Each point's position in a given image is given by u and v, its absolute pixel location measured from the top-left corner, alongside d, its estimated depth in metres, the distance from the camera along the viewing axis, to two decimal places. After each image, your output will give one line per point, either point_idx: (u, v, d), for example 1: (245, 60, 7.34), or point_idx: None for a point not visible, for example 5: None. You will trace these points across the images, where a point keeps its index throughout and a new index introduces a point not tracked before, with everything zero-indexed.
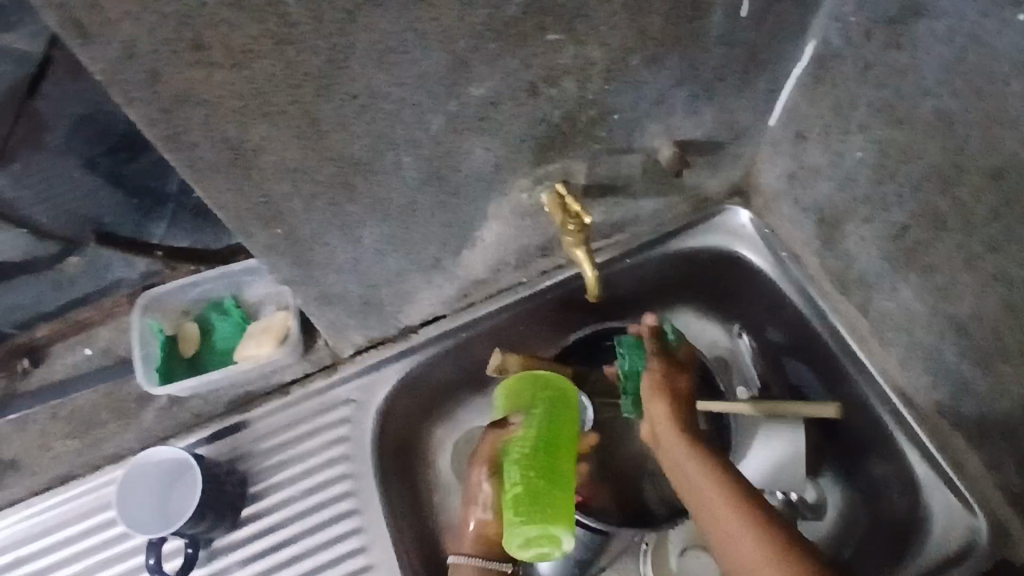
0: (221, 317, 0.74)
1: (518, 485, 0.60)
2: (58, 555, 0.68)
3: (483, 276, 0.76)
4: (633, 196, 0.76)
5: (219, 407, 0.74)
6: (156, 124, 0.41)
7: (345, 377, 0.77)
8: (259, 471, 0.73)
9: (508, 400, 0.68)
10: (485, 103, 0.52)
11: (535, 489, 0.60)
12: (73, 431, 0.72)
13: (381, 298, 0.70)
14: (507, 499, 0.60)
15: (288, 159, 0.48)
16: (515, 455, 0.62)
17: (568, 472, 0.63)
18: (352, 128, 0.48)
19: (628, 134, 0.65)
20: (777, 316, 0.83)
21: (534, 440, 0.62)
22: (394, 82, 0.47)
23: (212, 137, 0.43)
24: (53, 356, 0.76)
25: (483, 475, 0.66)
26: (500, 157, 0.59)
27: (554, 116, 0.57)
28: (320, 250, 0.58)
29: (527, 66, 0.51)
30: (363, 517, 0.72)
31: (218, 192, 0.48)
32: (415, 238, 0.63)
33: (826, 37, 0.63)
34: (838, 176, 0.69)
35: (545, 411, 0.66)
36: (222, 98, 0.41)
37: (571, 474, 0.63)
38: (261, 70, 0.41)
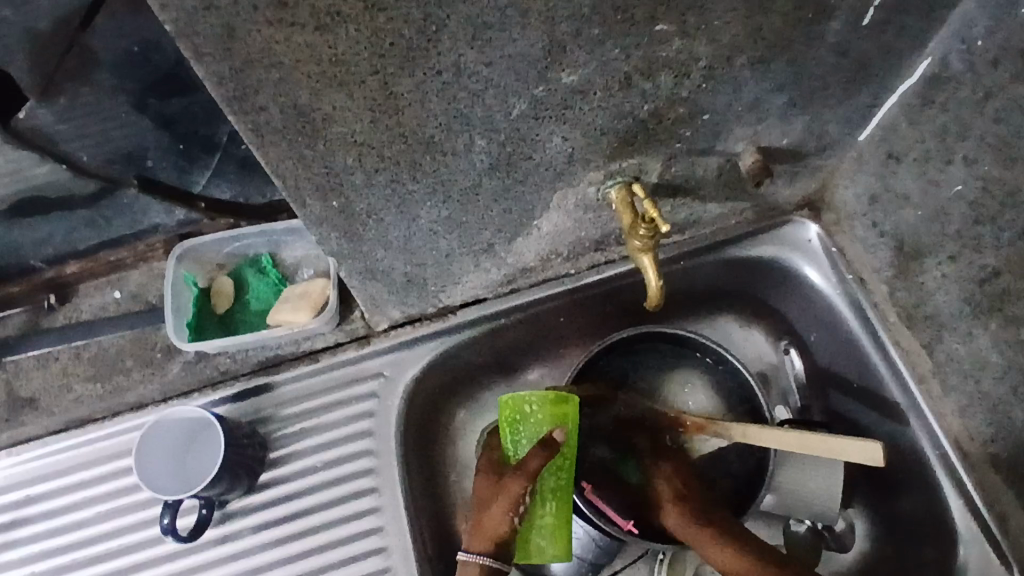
0: (256, 276, 0.71)
1: (549, 515, 0.63)
2: (74, 497, 0.67)
3: (532, 265, 0.72)
4: (701, 199, 0.71)
5: (246, 367, 0.72)
6: (225, 83, 0.38)
7: (377, 350, 0.74)
8: (280, 437, 0.70)
9: (549, 414, 0.63)
10: (574, 91, 0.48)
11: (569, 518, 0.64)
12: (94, 374, 0.70)
13: (425, 277, 0.66)
14: (535, 522, 0.63)
15: (358, 133, 0.44)
16: (552, 482, 0.63)
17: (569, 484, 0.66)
18: (430, 105, 0.44)
19: (713, 137, 0.60)
20: (830, 339, 0.79)
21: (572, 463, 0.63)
22: (484, 61, 0.42)
23: (281, 102, 0.40)
24: (82, 295, 0.75)
25: (524, 491, 0.61)
26: (576, 148, 0.54)
27: (642, 110, 0.53)
28: (373, 225, 0.54)
29: (626, 57, 0.46)
30: (382, 497, 0.69)
31: (279, 159, 0.44)
32: (471, 222, 0.59)
33: (946, 56, 0.58)
34: (928, 207, 0.64)
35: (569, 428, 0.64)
36: (299, 61, 0.37)
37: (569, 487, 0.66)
38: (345, 36, 0.37)
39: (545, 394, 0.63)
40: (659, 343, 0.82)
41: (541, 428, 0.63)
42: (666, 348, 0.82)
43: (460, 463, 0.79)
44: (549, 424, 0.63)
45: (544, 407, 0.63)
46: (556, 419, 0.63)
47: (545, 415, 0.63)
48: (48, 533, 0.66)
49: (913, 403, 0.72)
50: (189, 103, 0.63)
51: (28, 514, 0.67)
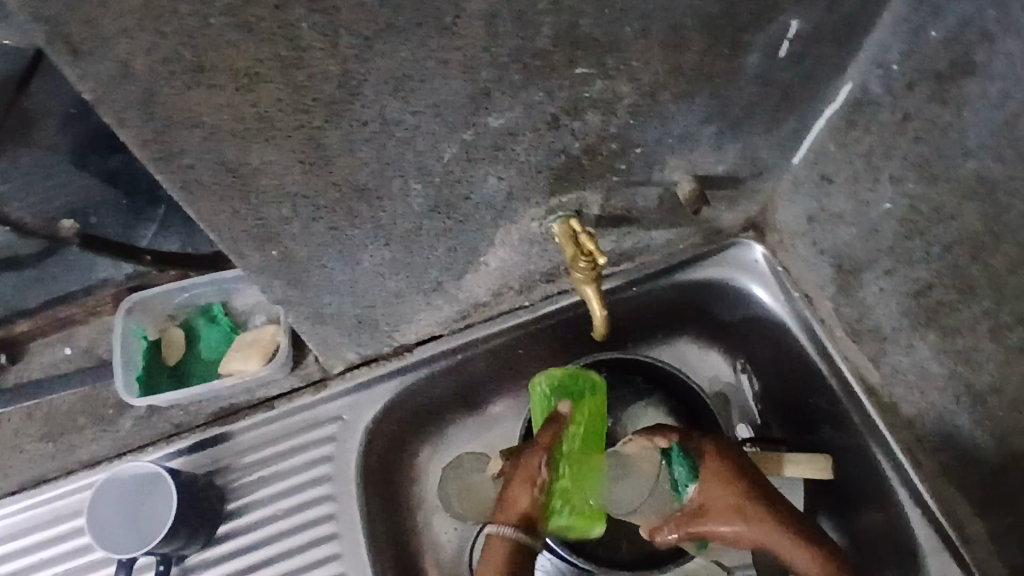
0: (207, 325, 0.71)
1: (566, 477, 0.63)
2: (25, 560, 0.64)
3: (485, 299, 0.73)
4: (646, 227, 0.72)
5: (200, 418, 0.71)
6: (149, 144, 0.38)
7: (333, 393, 0.74)
8: (238, 487, 0.70)
9: (558, 387, 0.66)
10: (503, 133, 0.49)
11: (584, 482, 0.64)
12: (47, 432, 0.70)
13: (377, 318, 0.67)
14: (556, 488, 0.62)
15: (290, 185, 0.45)
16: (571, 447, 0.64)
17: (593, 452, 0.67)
18: (360, 154, 0.45)
19: (648, 168, 0.62)
20: (781, 356, 0.81)
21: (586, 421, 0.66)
22: (410, 110, 0.43)
23: (208, 160, 0.40)
24: (33, 354, 0.73)
25: (544, 462, 0.62)
26: (513, 187, 0.56)
27: (573, 148, 0.54)
28: (316, 271, 0.55)
29: (552, 98, 0.48)
30: (343, 542, 0.69)
31: (212, 214, 0.45)
32: (417, 262, 0.60)
33: (863, 81, 0.60)
34: (861, 225, 0.66)
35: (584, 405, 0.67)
36: (222, 120, 0.38)
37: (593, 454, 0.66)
38: (266, 94, 0.38)
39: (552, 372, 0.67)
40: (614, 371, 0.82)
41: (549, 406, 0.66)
42: (623, 376, 0.83)
43: (426, 502, 0.80)
44: (558, 400, 0.66)
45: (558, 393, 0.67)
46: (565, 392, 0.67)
47: (552, 388, 0.66)
48: None
49: (864, 415, 0.73)
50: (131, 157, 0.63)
51: None
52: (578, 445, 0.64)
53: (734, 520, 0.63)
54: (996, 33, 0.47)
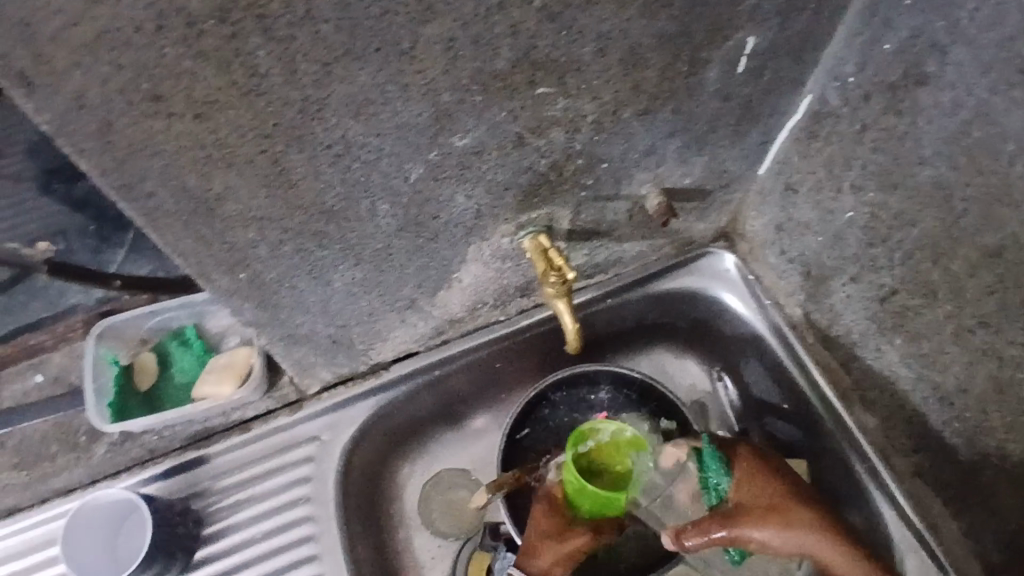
0: (180, 348, 0.70)
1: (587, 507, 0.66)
2: None
3: (460, 315, 0.73)
4: (617, 240, 0.73)
5: (175, 442, 0.70)
6: (109, 173, 0.38)
7: (310, 413, 0.73)
8: (216, 511, 0.69)
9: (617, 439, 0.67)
10: (469, 153, 0.50)
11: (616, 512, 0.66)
12: (19, 462, 0.69)
13: (351, 337, 0.67)
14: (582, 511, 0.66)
15: (253, 208, 0.45)
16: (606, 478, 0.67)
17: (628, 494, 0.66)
18: (325, 176, 0.45)
19: (615, 183, 0.62)
20: (756, 363, 0.82)
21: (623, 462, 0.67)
22: (373, 133, 0.44)
23: (170, 187, 0.40)
24: (6, 381, 0.72)
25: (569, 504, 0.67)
26: (482, 204, 0.56)
27: (540, 165, 0.55)
28: (287, 292, 0.55)
29: (515, 118, 0.48)
30: (323, 564, 0.68)
31: (177, 240, 0.45)
32: (389, 280, 0.60)
33: (822, 94, 0.61)
34: (827, 233, 0.67)
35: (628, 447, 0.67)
36: (181, 147, 0.38)
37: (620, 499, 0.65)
38: (225, 120, 0.38)
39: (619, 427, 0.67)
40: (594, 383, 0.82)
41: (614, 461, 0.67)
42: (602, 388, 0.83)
43: (406, 521, 0.80)
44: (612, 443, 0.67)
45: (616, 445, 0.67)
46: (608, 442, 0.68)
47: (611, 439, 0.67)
48: None
49: (837, 419, 0.74)
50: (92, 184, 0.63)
51: None
52: (613, 481, 0.67)
53: (778, 524, 0.64)
54: (943, 46, 0.49)
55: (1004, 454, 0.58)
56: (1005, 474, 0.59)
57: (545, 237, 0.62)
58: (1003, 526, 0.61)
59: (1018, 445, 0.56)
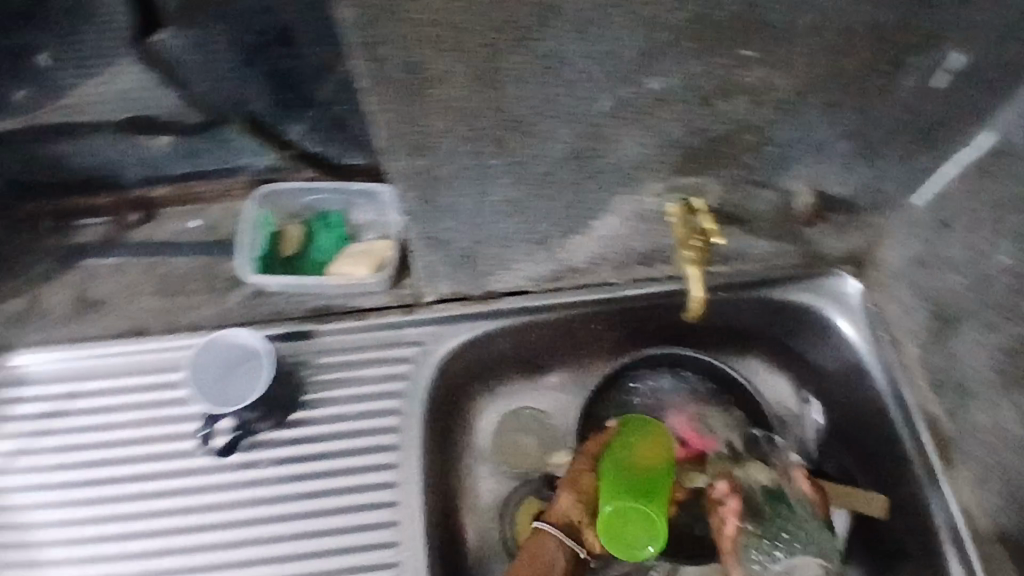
0: (324, 228, 0.76)
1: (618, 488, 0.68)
2: (122, 400, 0.72)
3: (580, 266, 0.75)
4: (752, 233, 0.74)
5: (296, 312, 0.76)
6: (360, 27, 0.43)
7: (419, 319, 0.78)
8: (315, 383, 0.74)
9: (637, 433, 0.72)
10: (657, 98, 0.52)
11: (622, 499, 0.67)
12: (160, 290, 0.75)
13: (480, 257, 0.70)
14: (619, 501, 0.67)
15: (454, 98, 0.49)
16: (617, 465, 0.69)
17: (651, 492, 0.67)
18: (527, 84, 0.48)
19: (774, 171, 0.63)
20: (853, 393, 0.81)
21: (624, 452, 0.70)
22: (586, 54, 0.47)
23: (402, 55, 0.45)
24: (164, 219, 0.78)
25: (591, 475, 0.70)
26: (647, 155, 0.58)
27: (714, 131, 0.56)
28: (447, 191, 0.59)
29: (711, 74, 0.50)
30: (400, 454, 0.72)
31: (384, 108, 0.49)
32: (535, 209, 0.63)
33: (1008, 131, 0.60)
34: (971, 274, 0.66)
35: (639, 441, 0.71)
36: (425, 20, 0.43)
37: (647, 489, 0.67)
38: (471, 5, 0.42)
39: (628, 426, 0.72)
40: (691, 369, 0.84)
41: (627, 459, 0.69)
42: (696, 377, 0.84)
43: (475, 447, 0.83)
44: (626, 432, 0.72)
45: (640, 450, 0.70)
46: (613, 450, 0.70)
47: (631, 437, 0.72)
48: (93, 427, 0.71)
49: (927, 468, 0.73)
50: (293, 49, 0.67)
51: (76, 409, 0.72)
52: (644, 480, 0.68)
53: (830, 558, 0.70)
54: None
55: None
56: None
57: (710, 210, 0.66)
58: None
59: None
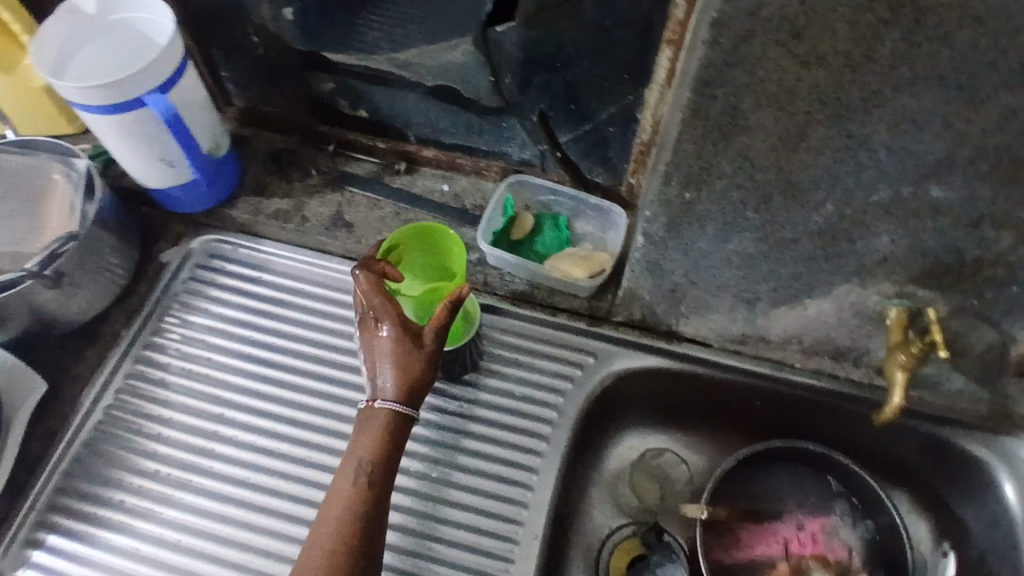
0: (551, 226, 0.84)
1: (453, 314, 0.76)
2: (341, 311, 0.83)
3: (770, 339, 0.78)
4: (951, 364, 0.74)
5: (501, 289, 0.85)
6: (711, 68, 0.50)
7: (599, 334, 0.84)
8: (494, 355, 0.83)
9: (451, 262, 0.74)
10: (930, 206, 0.56)
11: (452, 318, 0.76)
12: (401, 233, 0.85)
13: (686, 297, 0.75)
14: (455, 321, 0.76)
15: (752, 148, 0.55)
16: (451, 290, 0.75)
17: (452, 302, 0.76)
18: (821, 157, 0.54)
19: (1005, 311, 0.64)
20: (997, 563, 0.77)
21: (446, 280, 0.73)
22: (888, 146, 0.52)
23: (731, 100, 0.52)
24: (421, 175, 0.89)
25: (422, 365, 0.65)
26: (892, 255, 0.61)
27: (966, 254, 0.59)
28: (694, 227, 0.65)
29: (992, 199, 0.54)
30: (547, 447, 0.78)
31: (688, 138, 0.56)
32: (761, 270, 0.68)
33: None
34: None
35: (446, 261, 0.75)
36: (767, 78, 0.50)
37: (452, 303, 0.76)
38: (814, 76, 0.49)
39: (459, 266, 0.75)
40: (836, 477, 0.84)
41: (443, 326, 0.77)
42: (837, 486, 0.84)
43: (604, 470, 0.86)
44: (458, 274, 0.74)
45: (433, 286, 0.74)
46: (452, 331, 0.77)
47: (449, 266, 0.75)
48: (306, 323, 0.82)
49: None
50: (601, 73, 0.73)
51: (303, 304, 0.83)
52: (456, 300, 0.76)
53: None
54: None
55: None
56: None
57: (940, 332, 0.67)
58: None
59: None
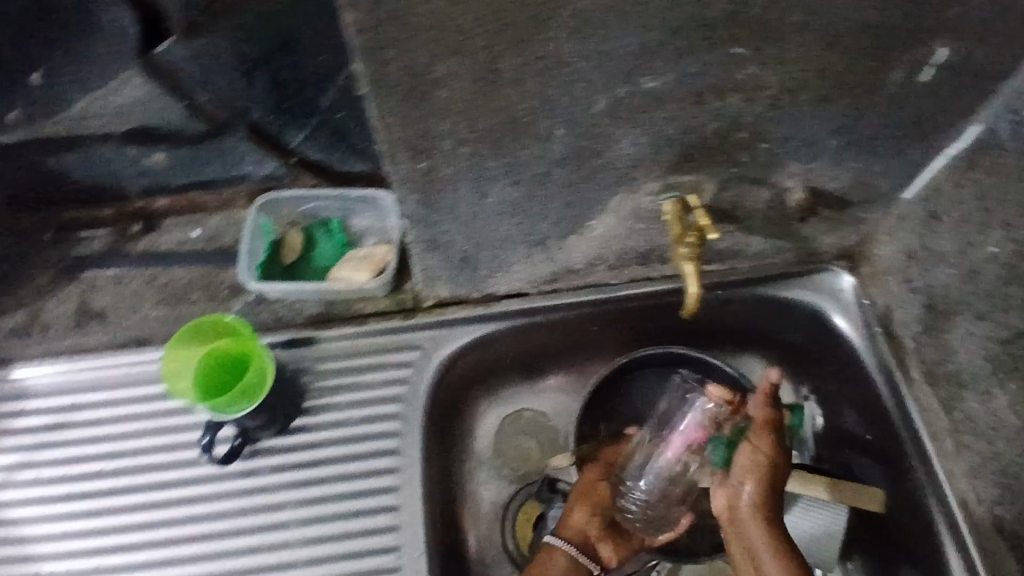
0: (324, 235, 0.77)
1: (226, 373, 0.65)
2: (124, 410, 0.72)
3: (578, 267, 0.77)
4: (746, 230, 0.75)
5: (299, 318, 0.77)
6: (365, 32, 0.43)
7: (419, 324, 0.79)
8: (316, 388, 0.75)
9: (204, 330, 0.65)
10: (652, 98, 0.53)
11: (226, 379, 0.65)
12: (163, 299, 0.76)
13: (480, 259, 0.71)
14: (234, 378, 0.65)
15: (456, 100, 0.49)
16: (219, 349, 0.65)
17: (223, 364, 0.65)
18: (526, 87, 0.50)
19: (767, 168, 0.64)
20: (849, 391, 0.81)
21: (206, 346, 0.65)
22: (582, 55, 0.48)
23: (404, 60, 0.46)
24: (165, 229, 0.80)
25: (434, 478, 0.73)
26: (642, 154, 0.59)
27: (708, 129, 0.58)
28: (448, 194, 0.60)
29: (705, 73, 0.51)
30: (401, 460, 0.73)
31: (386, 113, 0.50)
32: (534, 209, 0.64)
33: (995, 124, 0.62)
34: (962, 267, 0.67)
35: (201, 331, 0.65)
36: (428, 25, 0.44)
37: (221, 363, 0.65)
38: (471, 10, 0.43)
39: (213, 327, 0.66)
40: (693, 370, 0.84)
41: (185, 399, 0.64)
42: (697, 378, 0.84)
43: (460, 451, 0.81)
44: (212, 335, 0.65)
45: (222, 345, 0.65)
46: (242, 389, 0.64)
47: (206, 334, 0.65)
48: (95, 438, 0.71)
49: (923, 459, 0.74)
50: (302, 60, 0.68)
51: (76, 419, 0.72)
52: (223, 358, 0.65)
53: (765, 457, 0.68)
54: None
55: None
56: None
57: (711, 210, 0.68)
58: None
59: None
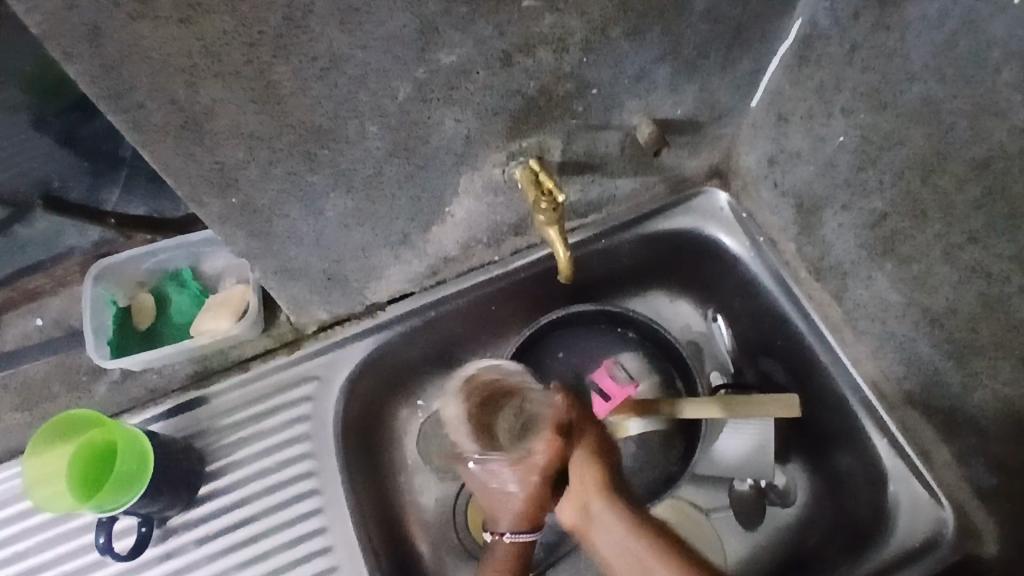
0: (178, 290, 0.75)
1: (95, 475, 0.61)
2: (8, 530, 0.66)
3: (454, 254, 0.73)
4: (610, 174, 0.73)
5: (177, 381, 0.72)
6: (97, 80, 0.39)
7: (308, 353, 0.74)
8: (216, 449, 0.70)
9: (66, 432, 0.61)
10: (456, 71, 0.50)
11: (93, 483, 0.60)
12: (21, 402, 0.70)
13: (346, 274, 0.68)
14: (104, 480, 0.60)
15: (242, 124, 0.45)
16: (89, 444, 0.61)
17: (93, 465, 0.61)
18: (312, 93, 0.46)
19: (606, 110, 0.62)
20: (752, 306, 0.82)
21: (68, 447, 0.60)
22: (358, 44, 0.44)
23: (159, 98, 0.41)
24: (4, 325, 0.75)
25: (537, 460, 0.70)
26: (472, 130, 0.56)
27: (530, 88, 0.55)
28: (281, 221, 0.56)
29: (501, 33, 0.48)
30: (324, 498, 0.69)
31: (167, 157, 0.45)
32: (380, 213, 0.61)
33: (813, 15, 0.61)
34: (818, 161, 0.67)
35: (67, 433, 0.61)
36: (169, 54, 0.39)
37: (89, 465, 0.61)
38: (211, 25, 0.38)
39: (81, 424, 0.61)
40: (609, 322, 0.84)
41: (58, 508, 0.58)
42: (613, 329, 0.84)
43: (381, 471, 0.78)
44: (78, 437, 0.61)
45: (88, 439, 0.60)
46: (118, 481, 0.59)
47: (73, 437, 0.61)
48: None
49: (829, 353, 0.75)
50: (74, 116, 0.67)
51: None
52: (94, 459, 0.61)
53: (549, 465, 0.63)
54: None
55: (993, 371, 0.59)
56: (994, 393, 0.59)
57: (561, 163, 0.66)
58: (992, 451, 0.63)
59: (1005, 362, 0.57)
